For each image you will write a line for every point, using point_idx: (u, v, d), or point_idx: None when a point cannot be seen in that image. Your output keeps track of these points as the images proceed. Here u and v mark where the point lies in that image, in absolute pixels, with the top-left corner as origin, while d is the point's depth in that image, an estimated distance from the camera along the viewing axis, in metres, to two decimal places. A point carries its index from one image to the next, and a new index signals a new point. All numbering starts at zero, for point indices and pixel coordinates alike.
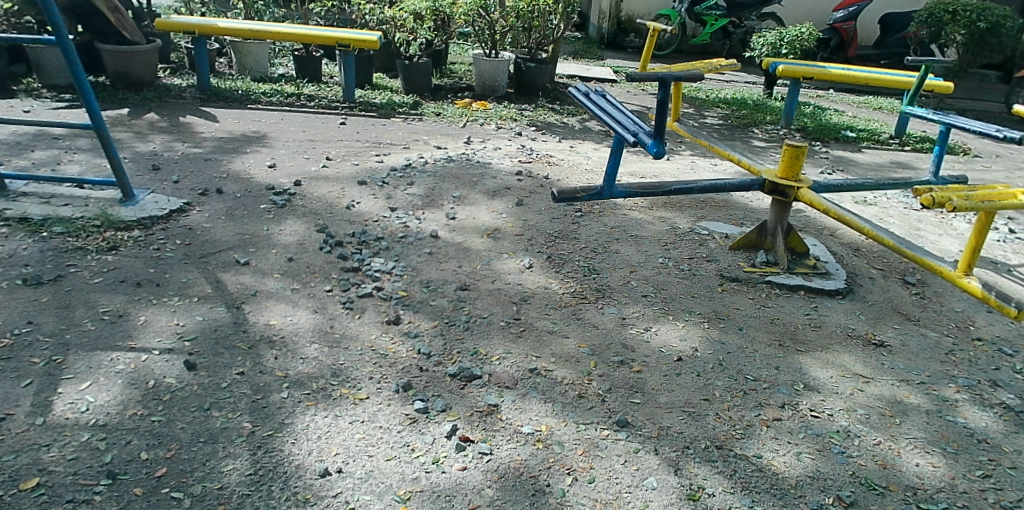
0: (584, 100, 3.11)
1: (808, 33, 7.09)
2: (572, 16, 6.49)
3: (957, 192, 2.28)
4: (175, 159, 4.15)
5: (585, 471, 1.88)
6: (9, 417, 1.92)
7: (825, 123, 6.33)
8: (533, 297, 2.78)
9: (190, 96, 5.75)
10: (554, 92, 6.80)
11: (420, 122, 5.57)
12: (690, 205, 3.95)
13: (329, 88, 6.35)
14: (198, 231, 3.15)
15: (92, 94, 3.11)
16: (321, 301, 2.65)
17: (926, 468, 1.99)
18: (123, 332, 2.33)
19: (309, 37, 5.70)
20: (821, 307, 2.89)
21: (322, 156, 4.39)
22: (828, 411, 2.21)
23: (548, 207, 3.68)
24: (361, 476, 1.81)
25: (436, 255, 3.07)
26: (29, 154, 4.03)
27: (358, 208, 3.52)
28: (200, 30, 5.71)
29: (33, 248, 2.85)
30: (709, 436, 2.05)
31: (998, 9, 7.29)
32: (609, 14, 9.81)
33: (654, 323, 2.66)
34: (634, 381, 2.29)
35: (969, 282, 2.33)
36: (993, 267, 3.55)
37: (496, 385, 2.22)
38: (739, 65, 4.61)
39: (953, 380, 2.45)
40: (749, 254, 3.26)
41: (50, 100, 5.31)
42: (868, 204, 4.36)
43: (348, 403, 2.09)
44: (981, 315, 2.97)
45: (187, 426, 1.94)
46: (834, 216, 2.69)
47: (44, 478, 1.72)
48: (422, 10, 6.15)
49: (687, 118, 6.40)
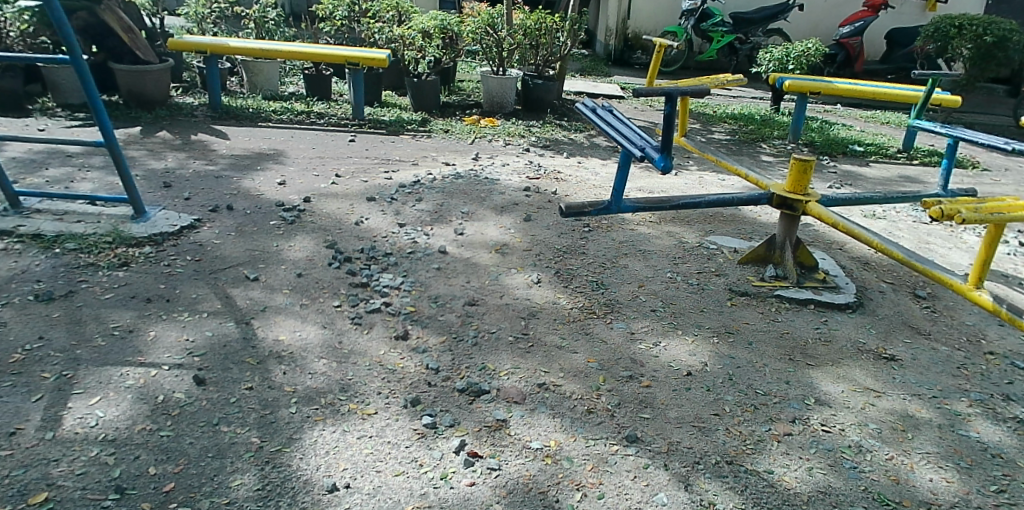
0: (591, 115, 3.12)
1: (814, 49, 7.11)
2: (579, 33, 6.51)
3: (965, 205, 2.28)
4: (186, 177, 4.17)
5: (594, 487, 1.87)
6: (19, 432, 1.93)
7: (833, 137, 6.33)
8: (542, 312, 2.78)
9: (201, 114, 5.81)
10: (562, 108, 6.81)
11: (429, 138, 5.61)
12: (698, 220, 3.95)
13: (339, 106, 6.41)
14: (208, 247, 3.18)
15: (105, 113, 3.15)
16: (330, 316, 2.66)
17: (939, 483, 1.97)
18: (133, 348, 2.34)
19: (318, 55, 5.75)
20: (831, 321, 2.87)
21: (331, 173, 4.42)
22: (839, 425, 2.19)
23: (555, 222, 3.69)
24: (368, 491, 1.80)
25: (444, 270, 3.08)
26: (43, 172, 4.08)
27: (367, 224, 3.54)
28: (211, 50, 5.77)
29: (46, 264, 2.88)
30: (720, 451, 2.03)
31: (1005, 23, 7.31)
32: (617, 31, 9.88)
33: (662, 337, 2.65)
34: (643, 395, 2.28)
35: (980, 295, 2.29)
36: (1005, 280, 3.52)
37: (505, 400, 2.22)
38: (744, 79, 4.57)
39: (964, 394, 2.42)
40: (758, 268, 3.25)
41: (64, 119, 5.39)
42: (877, 217, 4.34)
43: (356, 418, 2.08)
44: (993, 328, 2.94)
45: (196, 441, 1.94)
46: (841, 229, 2.68)
47: (53, 493, 1.73)
48: (429, 28, 6.28)
49: (695, 134, 6.41)
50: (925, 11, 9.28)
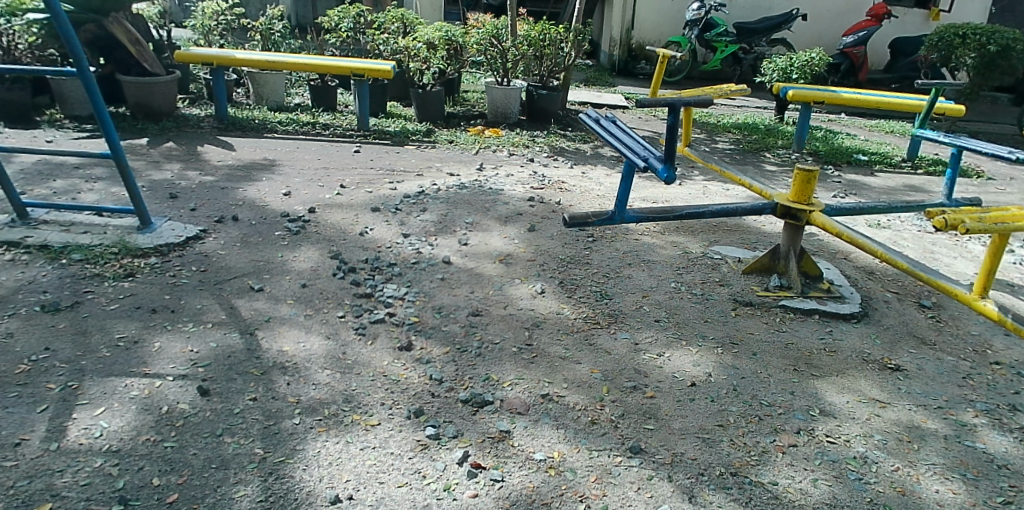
0: (594, 126, 3.12)
1: (818, 59, 7.05)
2: (583, 44, 6.56)
3: (970, 215, 2.26)
4: (192, 189, 4.19)
5: (597, 498, 1.86)
6: (24, 442, 1.93)
7: (837, 147, 6.32)
8: (545, 322, 2.78)
9: (208, 125, 5.85)
10: (566, 118, 6.84)
11: (433, 149, 5.63)
12: (703, 230, 3.95)
13: (344, 117, 6.44)
14: (213, 258, 3.19)
15: (111, 124, 3.16)
16: (333, 327, 2.66)
17: (946, 495, 1.95)
18: (137, 359, 2.35)
19: (321, 67, 5.79)
20: (836, 331, 2.86)
21: (336, 184, 4.44)
22: (844, 436, 2.18)
23: (559, 232, 3.69)
24: (371, 502, 1.80)
25: (448, 281, 3.08)
26: (50, 183, 4.11)
27: (371, 235, 3.55)
28: (218, 62, 5.81)
29: (53, 275, 2.90)
30: (724, 462, 2.02)
31: (1010, 31, 7.25)
32: (621, 41, 9.89)
33: (666, 348, 2.64)
34: (647, 406, 2.27)
35: (985, 305, 2.27)
36: (1010, 289, 3.51)
37: (508, 411, 2.21)
38: (749, 88, 4.49)
39: (971, 405, 2.41)
40: (762, 278, 3.25)
41: (72, 130, 5.44)
42: (882, 226, 4.34)
43: (359, 429, 2.09)
44: (998, 338, 2.93)
45: (199, 452, 1.94)
46: (846, 239, 2.65)
47: (56, 504, 1.73)
48: (434, 40, 6.35)
49: (698, 144, 6.42)
50: (928, 20, 9.35)
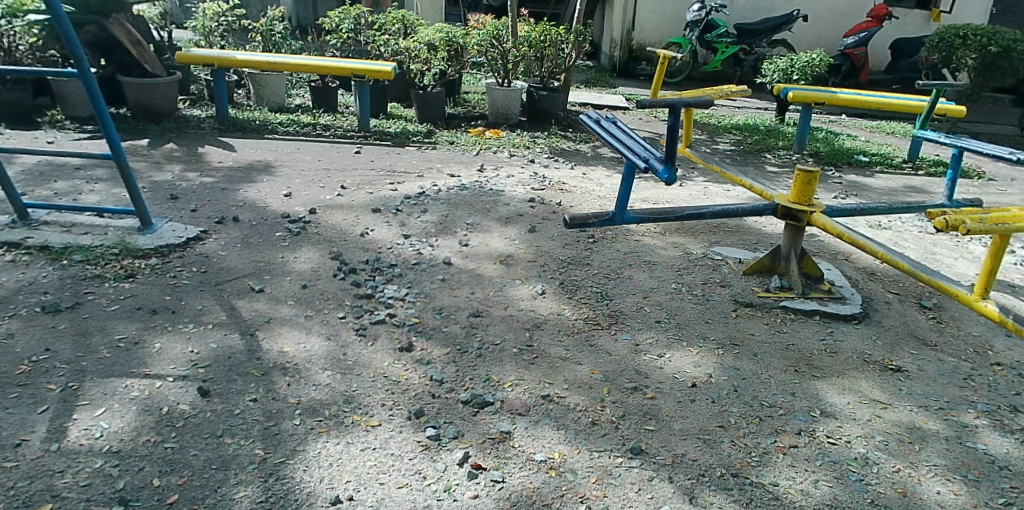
0: (595, 127, 3.12)
1: (819, 59, 7.06)
2: (584, 45, 6.56)
3: (970, 215, 2.26)
4: (192, 190, 4.19)
5: (598, 499, 1.86)
6: (25, 443, 1.93)
7: (838, 148, 6.32)
8: (546, 323, 2.77)
9: (208, 126, 5.86)
10: (567, 119, 6.84)
11: (434, 150, 5.63)
12: (703, 231, 3.95)
13: (345, 118, 6.44)
14: (214, 258, 3.19)
15: (111, 124, 3.16)
16: (334, 328, 2.66)
17: (946, 496, 1.95)
18: (138, 360, 2.35)
19: (322, 68, 5.79)
20: (837, 332, 2.86)
21: (336, 185, 4.44)
22: (845, 437, 2.18)
23: (560, 233, 3.69)
24: (371, 503, 1.80)
25: (449, 282, 3.08)
26: (51, 184, 4.11)
27: (372, 236, 3.55)
28: (219, 63, 5.81)
29: (54, 275, 2.91)
30: (725, 463, 2.02)
31: (1010, 32, 7.25)
32: (622, 42, 9.89)
33: (667, 349, 2.64)
34: (647, 407, 2.27)
35: (986, 305, 2.27)
36: (1011, 290, 3.51)
37: (508, 412, 2.21)
38: (750, 89, 4.49)
39: (972, 406, 2.41)
40: (763, 279, 3.25)
41: (73, 131, 5.44)
42: (882, 228, 4.34)
43: (359, 430, 2.08)
44: (999, 339, 2.92)
45: (199, 453, 1.94)
46: (847, 240, 2.65)
47: (56, 504, 1.73)
48: (435, 40, 6.33)
49: (698, 145, 6.42)
50: (929, 20, 9.33)
